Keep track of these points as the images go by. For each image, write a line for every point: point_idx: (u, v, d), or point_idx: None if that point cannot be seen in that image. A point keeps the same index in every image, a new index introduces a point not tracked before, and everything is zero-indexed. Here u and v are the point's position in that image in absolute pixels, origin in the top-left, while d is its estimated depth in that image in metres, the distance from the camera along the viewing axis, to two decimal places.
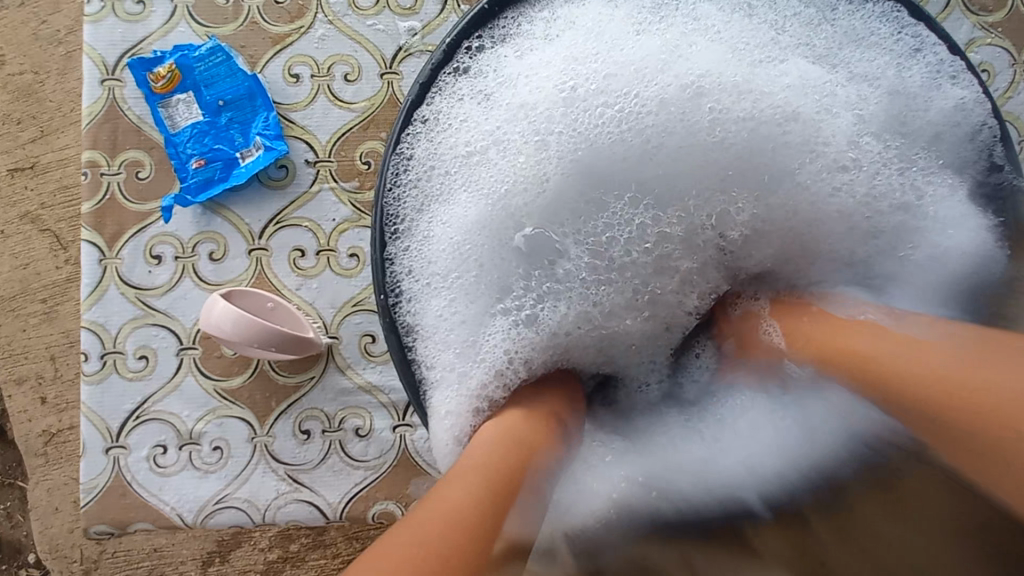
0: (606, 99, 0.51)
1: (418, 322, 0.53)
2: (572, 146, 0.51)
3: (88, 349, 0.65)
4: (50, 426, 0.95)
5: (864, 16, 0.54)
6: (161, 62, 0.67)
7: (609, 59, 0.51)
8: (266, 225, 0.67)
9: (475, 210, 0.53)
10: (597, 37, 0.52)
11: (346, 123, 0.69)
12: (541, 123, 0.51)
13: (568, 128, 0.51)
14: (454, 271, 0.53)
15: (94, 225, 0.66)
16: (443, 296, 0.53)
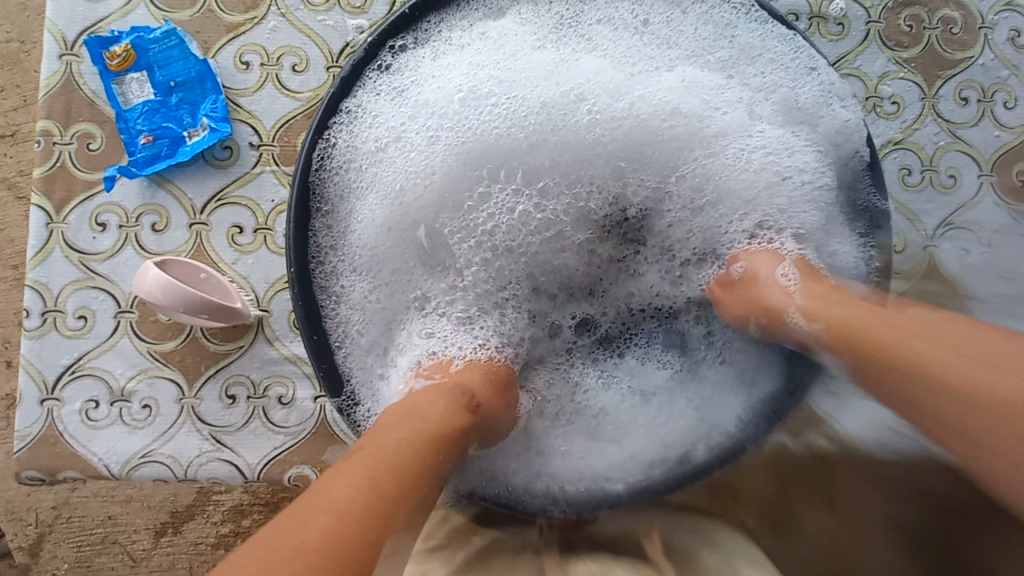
0: (508, 109, 0.60)
1: (334, 294, 0.57)
2: (476, 158, 0.60)
3: (30, 306, 0.69)
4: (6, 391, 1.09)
5: (763, 33, 0.59)
6: (118, 42, 0.72)
7: (516, 73, 0.60)
8: (208, 202, 0.72)
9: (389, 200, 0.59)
10: (505, 58, 0.60)
11: (291, 111, 0.73)
12: (451, 127, 0.59)
13: (472, 131, 0.60)
14: (372, 253, 0.59)
15: (44, 190, 0.70)
16: (360, 271, 0.59)
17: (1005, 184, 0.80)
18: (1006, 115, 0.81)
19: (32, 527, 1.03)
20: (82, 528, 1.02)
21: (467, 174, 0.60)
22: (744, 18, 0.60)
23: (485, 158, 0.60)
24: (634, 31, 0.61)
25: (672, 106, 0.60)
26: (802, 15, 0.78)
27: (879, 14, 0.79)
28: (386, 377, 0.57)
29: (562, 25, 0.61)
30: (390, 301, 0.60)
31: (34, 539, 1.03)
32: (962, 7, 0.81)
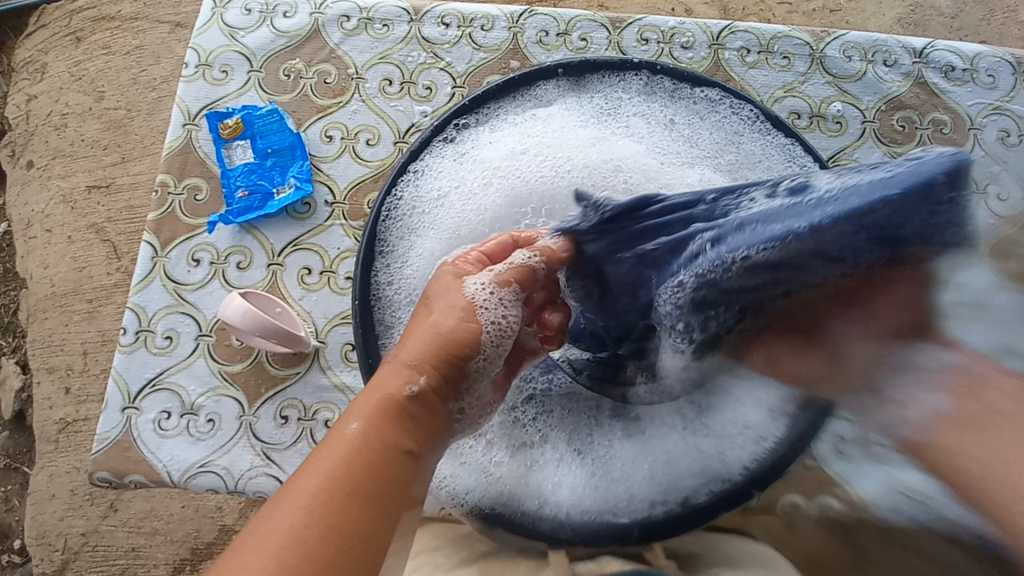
0: (555, 172, 0.68)
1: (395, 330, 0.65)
2: (516, 209, 0.68)
3: (127, 325, 0.81)
4: (67, 414, 1.30)
5: (764, 142, 0.72)
6: (231, 116, 0.88)
7: (561, 149, 0.70)
8: (286, 246, 0.84)
9: (446, 244, 0.67)
10: (550, 135, 0.71)
11: (361, 175, 0.87)
12: (503, 184, 0.69)
13: (521, 185, 0.68)
14: (425, 295, 0.66)
15: (154, 230, 0.84)
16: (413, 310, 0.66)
17: None
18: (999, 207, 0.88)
19: (59, 552, 1.22)
20: (107, 557, 1.20)
21: (514, 217, 0.67)
22: (748, 128, 0.73)
23: (530, 210, 0.68)
24: (665, 129, 0.73)
25: None
26: (803, 115, 0.90)
27: (873, 115, 0.91)
28: None
29: (603, 114, 0.73)
30: None
31: (59, 564, 1.22)
32: (952, 110, 0.92)
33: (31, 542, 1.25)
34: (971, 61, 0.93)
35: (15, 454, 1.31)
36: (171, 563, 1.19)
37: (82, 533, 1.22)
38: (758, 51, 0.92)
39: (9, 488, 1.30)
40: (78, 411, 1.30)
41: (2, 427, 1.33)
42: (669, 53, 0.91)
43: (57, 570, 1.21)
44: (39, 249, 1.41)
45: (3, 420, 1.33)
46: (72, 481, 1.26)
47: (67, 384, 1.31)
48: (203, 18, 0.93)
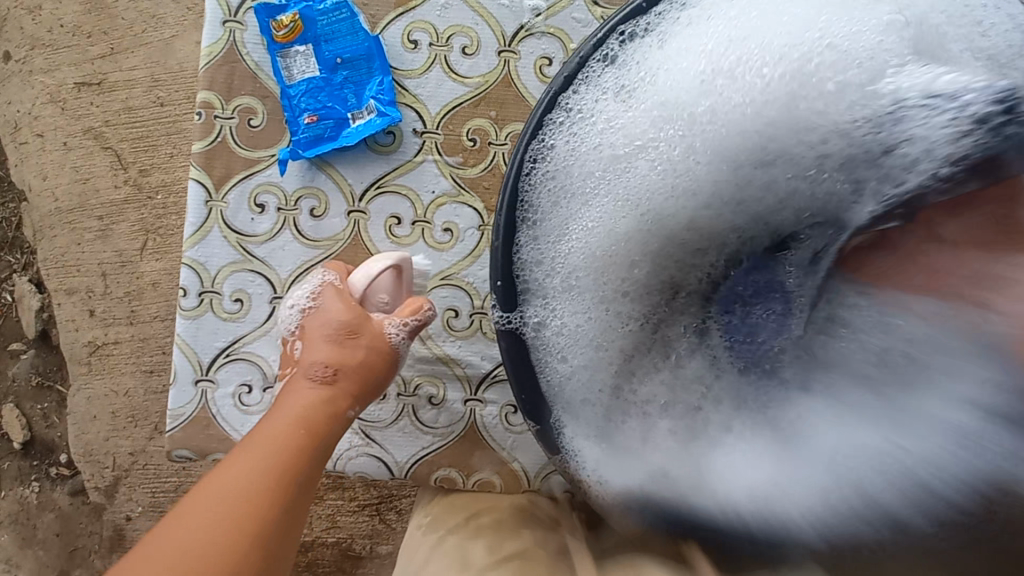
0: (765, 113, 0.48)
1: (551, 320, 0.53)
2: (709, 151, 0.50)
3: (186, 285, 0.67)
4: (96, 338, 1.20)
5: None
6: (286, 10, 0.66)
7: (777, 64, 0.48)
8: (368, 189, 0.68)
9: (615, 209, 0.52)
10: (754, 27, 0.49)
11: (458, 97, 0.69)
12: (687, 120, 0.50)
13: (717, 130, 0.49)
14: (588, 274, 0.53)
15: (203, 165, 0.67)
16: (573, 293, 0.53)
17: None
18: None
19: (110, 470, 1.20)
20: (159, 477, 1.18)
21: (706, 162, 0.50)
22: None
23: (724, 171, 0.50)
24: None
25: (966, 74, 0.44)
26: None
27: None
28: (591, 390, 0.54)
29: None
30: (602, 321, 0.54)
31: (112, 481, 1.20)
32: None
33: (79, 459, 1.21)
34: None
35: (45, 372, 1.21)
36: None
37: (131, 452, 1.19)
38: None
39: (46, 405, 1.22)
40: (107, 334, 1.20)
41: (25, 346, 1.22)
42: None
43: (111, 486, 1.20)
44: (33, 156, 1.21)
45: (24, 339, 1.22)
46: (113, 403, 1.19)
47: (91, 307, 1.20)
48: None
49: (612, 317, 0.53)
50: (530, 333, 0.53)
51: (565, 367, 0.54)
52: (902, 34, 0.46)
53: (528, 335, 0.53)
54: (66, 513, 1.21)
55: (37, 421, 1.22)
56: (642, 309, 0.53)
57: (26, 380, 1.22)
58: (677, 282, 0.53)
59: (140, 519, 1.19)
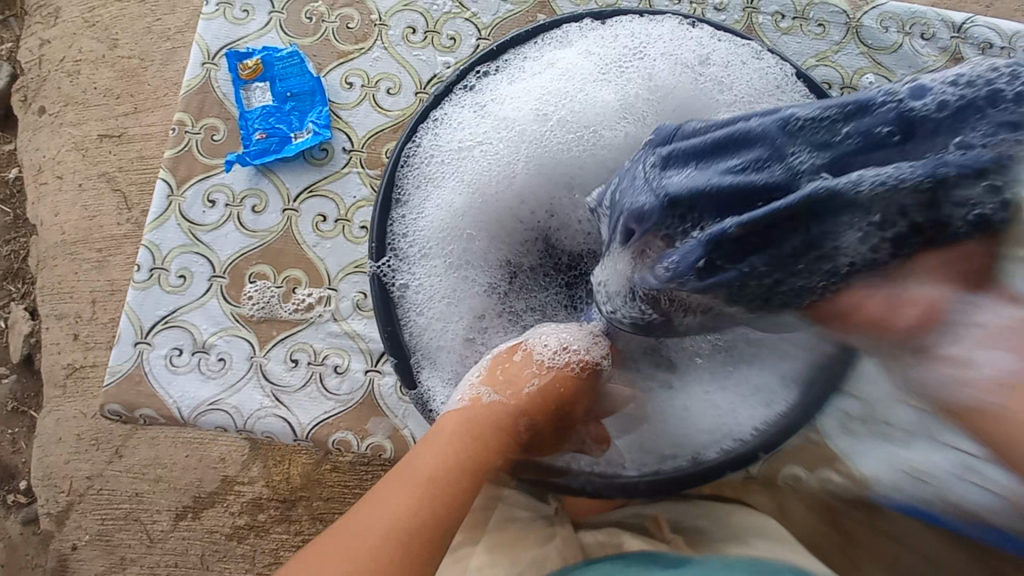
0: (581, 142, 0.66)
1: (416, 282, 0.66)
2: (538, 164, 0.66)
3: (141, 262, 0.81)
4: (75, 360, 1.30)
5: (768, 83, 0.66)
6: (251, 57, 0.87)
7: (585, 106, 0.66)
8: (302, 191, 0.84)
9: (469, 201, 0.67)
10: (569, 76, 0.67)
11: (380, 125, 0.86)
12: (523, 138, 0.66)
13: (542, 149, 0.66)
14: (449, 249, 0.67)
15: (170, 168, 0.84)
16: (435, 263, 0.67)
17: None
18: None
19: (65, 494, 1.23)
20: (111, 502, 1.22)
21: (535, 172, 0.66)
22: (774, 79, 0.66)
23: (555, 182, 0.67)
24: (693, 68, 0.67)
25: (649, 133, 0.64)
26: (835, 85, 0.86)
27: None
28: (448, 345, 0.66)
29: (629, 50, 0.68)
30: (456, 283, 0.67)
31: (64, 506, 1.23)
32: None
33: (37, 484, 1.25)
34: (1008, 38, 0.90)
35: (22, 398, 1.32)
36: (173, 509, 1.20)
37: (88, 476, 1.23)
38: (793, 17, 0.88)
39: (15, 431, 1.31)
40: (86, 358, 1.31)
41: (9, 370, 1.34)
42: (700, 15, 0.88)
43: (63, 511, 1.23)
44: (50, 195, 1.40)
45: (10, 364, 1.35)
46: (79, 426, 1.26)
47: (76, 331, 1.31)
48: None
49: (462, 285, 0.67)
50: (397, 291, 0.65)
51: (425, 322, 0.66)
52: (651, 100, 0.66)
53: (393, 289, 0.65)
54: (15, 543, 1.25)
55: (5, 445, 1.30)
56: (490, 275, 0.68)
57: (3, 404, 1.32)
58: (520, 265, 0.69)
59: (83, 550, 1.21)
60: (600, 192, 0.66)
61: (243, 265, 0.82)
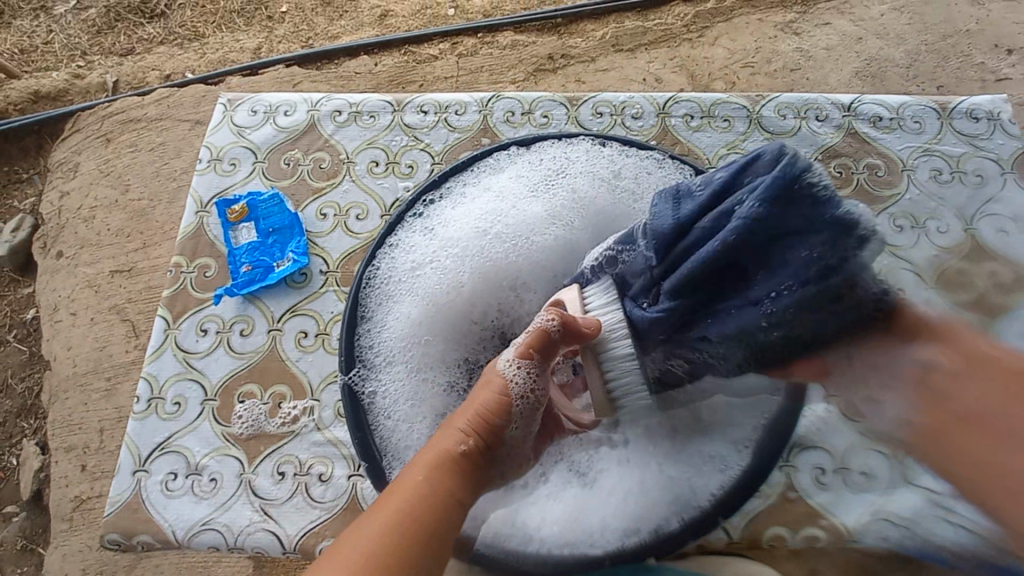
0: (517, 249, 0.77)
1: (382, 388, 0.73)
2: (483, 271, 0.76)
3: (140, 393, 0.89)
4: (81, 492, 1.32)
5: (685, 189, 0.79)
6: (238, 202, 1.00)
7: (519, 220, 0.78)
8: (284, 313, 0.93)
9: (425, 309, 0.76)
10: (503, 198, 0.80)
11: (352, 246, 0.97)
12: (468, 251, 0.77)
13: (487, 259, 0.77)
14: (410, 354, 0.75)
15: (168, 305, 0.94)
16: (399, 368, 0.74)
17: (951, 294, 0.90)
18: (941, 238, 0.95)
19: None
20: None
21: (482, 278, 0.76)
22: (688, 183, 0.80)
23: (501, 284, 0.76)
24: (610, 182, 0.81)
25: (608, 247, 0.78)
26: None
27: None
28: (416, 444, 0.71)
29: (551, 173, 0.82)
30: (418, 385, 0.74)
31: None
32: (884, 156, 1.00)
33: None
34: (895, 110, 1.04)
35: (30, 536, 1.36)
36: None
37: None
38: (701, 117, 1.03)
39: (23, 570, 1.34)
40: (94, 487, 1.33)
41: (20, 507, 1.38)
42: (622, 123, 1.03)
43: None
44: (64, 331, 1.51)
45: (21, 501, 1.39)
46: (84, 559, 1.27)
47: (83, 462, 1.34)
48: (216, 120, 1.07)
49: (424, 385, 0.74)
50: (366, 397, 0.72)
51: (392, 424, 0.72)
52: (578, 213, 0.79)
53: (362, 397, 0.72)
54: None
55: None
56: (450, 374, 0.75)
57: (13, 543, 1.35)
58: (476, 362, 0.76)
59: None
60: (541, 289, 0.76)
61: (233, 385, 0.89)
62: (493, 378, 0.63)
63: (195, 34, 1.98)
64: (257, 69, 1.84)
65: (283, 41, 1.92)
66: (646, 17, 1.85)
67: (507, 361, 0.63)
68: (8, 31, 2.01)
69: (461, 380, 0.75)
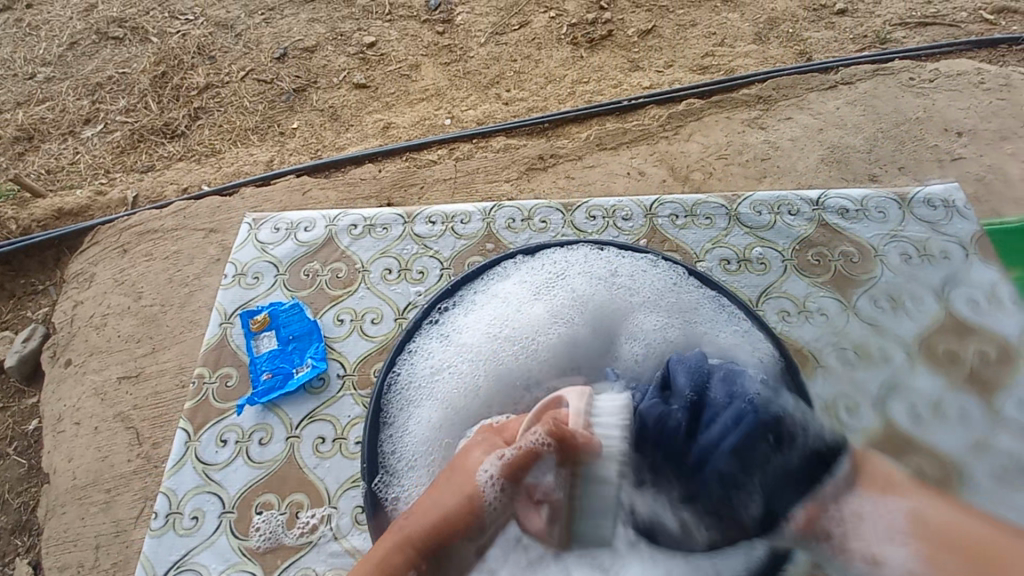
0: (528, 351, 0.83)
1: (405, 495, 0.75)
2: (498, 375, 0.82)
3: (158, 509, 0.89)
4: None
5: (678, 288, 0.87)
6: (260, 312, 1.06)
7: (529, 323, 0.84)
8: (303, 418, 0.96)
9: (445, 415, 0.80)
10: (512, 305, 0.87)
11: (368, 349, 1.02)
12: (482, 357, 0.83)
13: (500, 363, 0.83)
14: (433, 460, 0.78)
15: (190, 416, 0.97)
16: (422, 474, 0.76)
17: (939, 371, 0.96)
18: (921, 317, 1.02)
19: None
20: None
21: (497, 382, 0.82)
22: (681, 280, 0.87)
23: (515, 385, 0.81)
24: (606, 281, 0.89)
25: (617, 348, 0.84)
26: (731, 260, 1.07)
27: (790, 254, 1.08)
28: None
29: (554, 278, 0.90)
30: None
31: None
32: (856, 243, 1.10)
33: None
34: (859, 202, 1.15)
35: None
36: None
37: None
38: (684, 215, 1.13)
39: None
40: None
41: None
42: (613, 224, 1.13)
43: None
44: (67, 441, 1.51)
45: None
46: None
47: None
48: (240, 238, 1.16)
49: None
50: (390, 505, 0.73)
51: None
52: (582, 317, 0.86)
53: (387, 506, 0.73)
54: None
55: None
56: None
57: None
58: None
59: None
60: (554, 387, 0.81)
61: (250, 496, 0.90)
62: (471, 485, 0.66)
63: (212, 150, 2.16)
64: (269, 179, 2.00)
65: (294, 154, 2.10)
66: (624, 120, 2.05)
67: (489, 476, 0.66)
68: (37, 155, 2.19)
69: None
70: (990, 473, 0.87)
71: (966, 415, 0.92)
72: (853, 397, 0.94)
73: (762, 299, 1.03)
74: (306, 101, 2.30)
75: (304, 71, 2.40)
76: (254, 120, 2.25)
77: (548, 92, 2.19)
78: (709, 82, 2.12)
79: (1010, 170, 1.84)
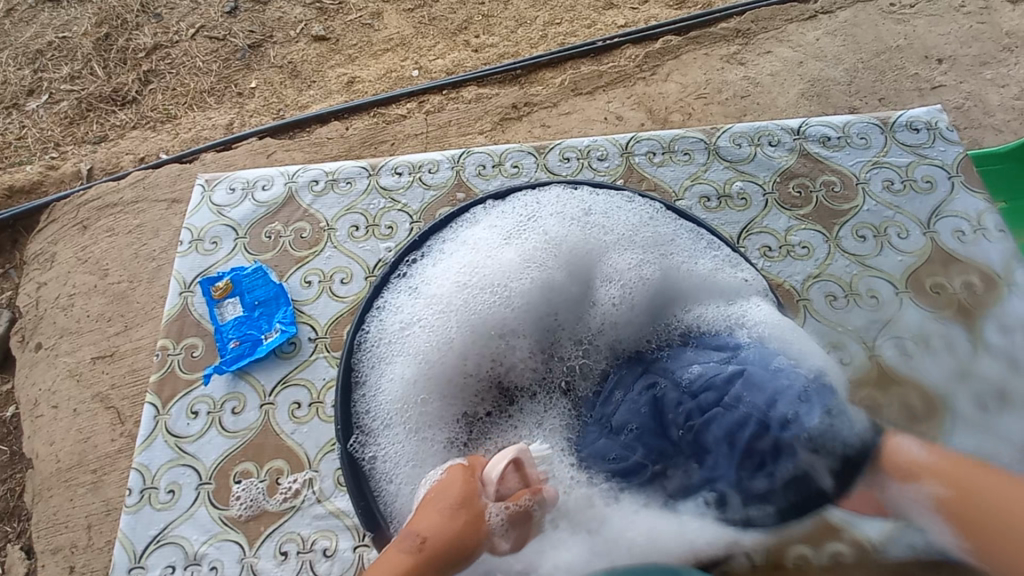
0: (500, 299, 0.80)
1: (382, 453, 0.73)
2: (471, 325, 0.79)
3: (132, 486, 0.86)
4: None
5: (655, 225, 0.84)
6: (222, 278, 1.01)
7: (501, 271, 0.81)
8: (276, 385, 0.92)
9: (419, 370, 0.78)
10: (483, 252, 0.83)
11: (339, 310, 0.98)
12: (454, 308, 0.80)
13: (473, 313, 0.79)
14: (409, 416, 0.76)
15: (156, 390, 0.93)
16: (398, 431, 0.75)
17: (926, 302, 0.95)
18: (903, 244, 1.00)
19: None
20: None
21: (470, 333, 0.79)
22: (657, 216, 0.84)
23: (490, 335, 0.79)
24: (581, 221, 0.85)
25: (595, 289, 0.82)
26: (711, 197, 1.03)
27: (771, 187, 1.04)
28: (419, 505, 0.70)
29: (525, 222, 0.85)
30: (418, 446, 0.74)
31: None
32: (838, 172, 1.06)
33: None
34: (841, 130, 1.11)
35: None
36: None
37: None
38: (662, 152, 1.08)
39: None
40: None
41: None
42: (589, 166, 1.08)
43: None
44: (47, 425, 1.47)
45: None
46: None
47: (71, 562, 1.27)
48: (194, 202, 1.09)
49: (423, 443, 0.74)
50: (366, 465, 0.71)
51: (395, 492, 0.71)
52: (557, 260, 0.83)
53: (364, 466, 0.71)
54: None
55: None
56: (449, 430, 0.75)
57: None
58: (478, 415, 0.77)
59: None
60: (529, 335, 0.79)
61: (227, 466, 0.87)
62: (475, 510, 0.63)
63: (168, 115, 2.03)
64: (231, 142, 1.89)
65: (255, 115, 1.98)
66: (600, 62, 1.96)
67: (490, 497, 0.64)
68: None
69: (462, 436, 0.75)
70: (973, 400, 0.88)
71: (951, 344, 0.92)
72: (835, 329, 0.93)
73: (743, 236, 1.00)
74: (263, 58, 2.15)
75: (258, 24, 2.23)
76: (210, 80, 2.10)
77: (519, 35, 2.07)
78: (687, 17, 2.01)
79: (990, 96, 1.81)
